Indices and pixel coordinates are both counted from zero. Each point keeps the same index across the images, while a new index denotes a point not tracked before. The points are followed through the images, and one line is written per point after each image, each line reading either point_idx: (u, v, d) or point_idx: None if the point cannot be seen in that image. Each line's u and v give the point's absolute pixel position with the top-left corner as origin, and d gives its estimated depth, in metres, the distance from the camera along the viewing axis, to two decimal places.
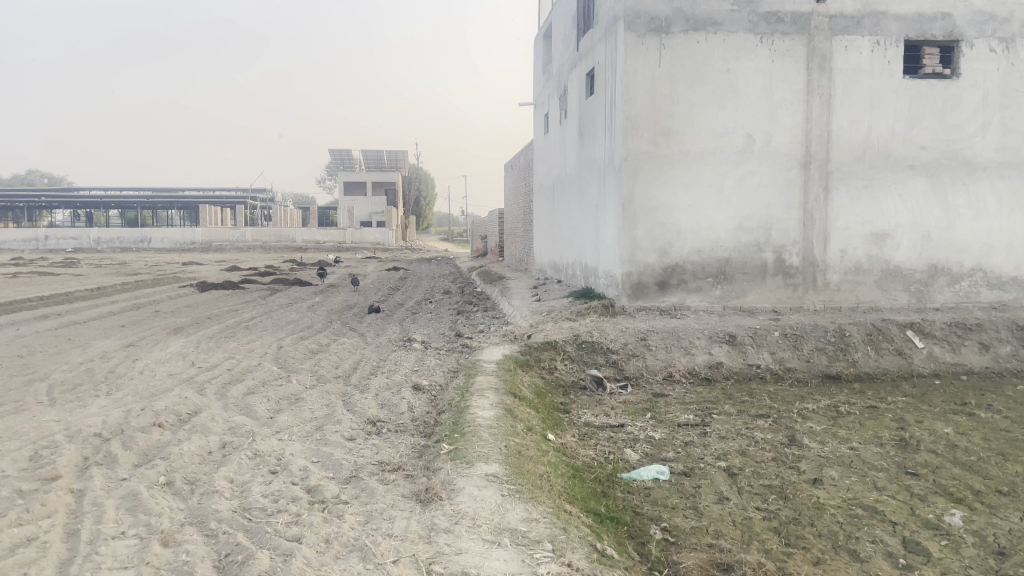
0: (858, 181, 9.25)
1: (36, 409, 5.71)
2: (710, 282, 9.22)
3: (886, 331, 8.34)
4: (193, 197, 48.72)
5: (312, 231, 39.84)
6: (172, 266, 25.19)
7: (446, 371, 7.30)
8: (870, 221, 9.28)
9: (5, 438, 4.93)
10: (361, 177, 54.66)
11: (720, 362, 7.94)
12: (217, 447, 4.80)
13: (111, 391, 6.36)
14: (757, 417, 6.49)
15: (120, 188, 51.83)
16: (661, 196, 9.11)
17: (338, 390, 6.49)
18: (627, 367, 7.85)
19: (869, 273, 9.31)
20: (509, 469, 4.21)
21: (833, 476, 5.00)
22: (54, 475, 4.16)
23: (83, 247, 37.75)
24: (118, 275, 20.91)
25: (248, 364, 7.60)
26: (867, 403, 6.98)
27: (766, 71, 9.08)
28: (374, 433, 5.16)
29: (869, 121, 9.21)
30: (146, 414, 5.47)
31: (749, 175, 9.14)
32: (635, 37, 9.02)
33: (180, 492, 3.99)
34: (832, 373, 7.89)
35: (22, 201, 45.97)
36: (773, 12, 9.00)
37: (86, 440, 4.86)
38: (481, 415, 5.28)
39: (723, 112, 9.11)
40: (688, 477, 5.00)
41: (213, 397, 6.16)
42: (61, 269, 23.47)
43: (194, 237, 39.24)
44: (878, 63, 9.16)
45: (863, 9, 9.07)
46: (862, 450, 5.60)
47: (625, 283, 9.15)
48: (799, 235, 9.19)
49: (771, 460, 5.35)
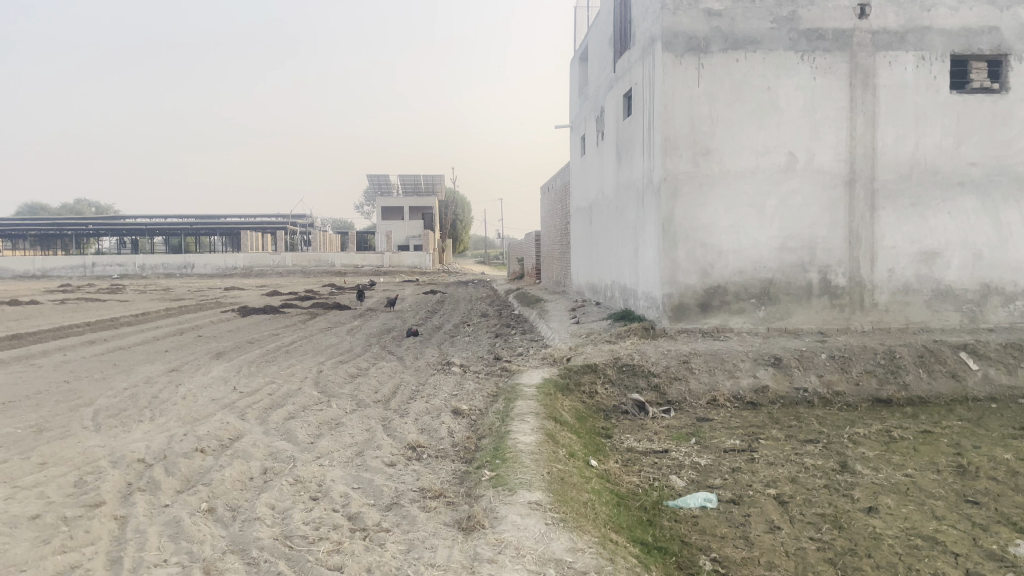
0: (905, 200, 9.03)
1: (81, 435, 5.76)
2: (753, 303, 9.04)
3: (938, 352, 8.08)
4: (235, 224, 49.55)
5: (351, 256, 40.20)
6: (214, 292, 25.57)
7: (485, 395, 7.23)
8: (918, 240, 9.04)
9: (51, 463, 4.97)
10: (398, 201, 55.14)
11: (766, 386, 7.75)
12: (259, 472, 4.79)
13: (154, 416, 6.40)
14: (806, 443, 6.30)
15: (164, 216, 52.90)
16: (702, 216, 9.00)
17: (378, 415, 6.45)
18: (669, 392, 7.69)
19: (918, 293, 9.06)
20: (553, 496, 4.11)
21: (889, 504, 4.80)
22: (97, 501, 4.17)
23: (129, 274, 38.57)
24: (162, 301, 21.34)
25: (289, 388, 7.62)
26: (920, 428, 6.73)
27: (809, 89, 8.95)
28: (414, 459, 5.11)
29: (916, 137, 9.01)
30: (188, 439, 5.49)
31: (792, 194, 8.98)
32: (673, 57, 8.99)
33: (221, 518, 3.97)
34: (882, 397, 7.65)
35: (71, 229, 47.25)
36: (814, 29, 8.90)
37: (130, 466, 4.88)
38: (523, 440, 5.20)
39: (765, 131, 8.99)
40: (736, 505, 4.84)
41: (255, 422, 6.16)
42: (108, 295, 23.97)
43: (237, 262, 39.89)
44: (923, 79, 8.96)
45: (906, 25, 8.92)
46: (919, 477, 5.39)
47: (665, 305, 9.02)
48: (845, 255, 8.99)
49: (823, 487, 5.17)
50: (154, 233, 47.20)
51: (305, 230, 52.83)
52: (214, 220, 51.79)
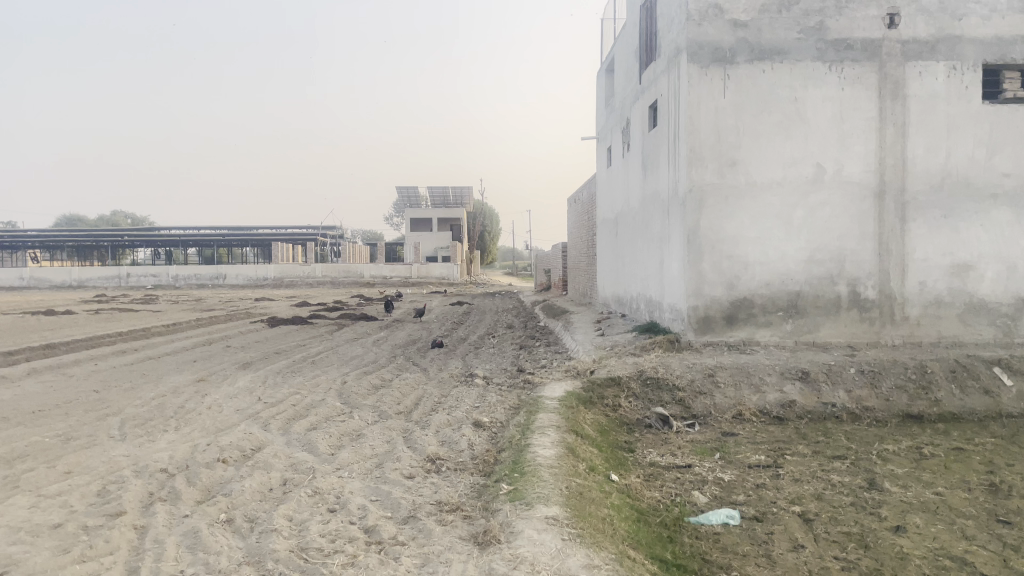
0: (937, 212, 8.86)
1: (107, 444, 5.83)
2: (780, 316, 8.91)
3: (971, 367, 7.90)
4: (266, 235, 50.14)
5: (379, 267, 40.45)
6: (245, 302, 25.81)
7: (507, 408, 7.19)
8: (951, 253, 8.86)
9: (76, 472, 5.04)
10: (427, 213, 55.43)
11: (793, 400, 7.63)
12: (278, 483, 4.80)
13: (179, 426, 6.47)
14: (834, 459, 6.18)
15: (197, 227, 53.70)
16: (728, 228, 8.92)
17: (399, 426, 6.46)
18: (694, 405, 7.60)
19: (951, 306, 8.86)
20: (570, 511, 4.07)
21: (917, 523, 4.69)
22: (119, 510, 4.22)
23: (162, 284, 39.16)
24: (193, 311, 21.58)
25: (313, 399, 7.66)
26: (952, 445, 6.57)
27: (837, 99, 8.84)
28: (433, 471, 5.09)
29: (947, 148, 8.85)
30: (211, 449, 5.53)
31: (820, 206, 8.87)
32: (698, 68, 8.94)
33: (239, 529, 3.99)
34: (913, 413, 7.49)
35: (107, 240, 48.14)
36: (842, 40, 8.80)
37: (153, 475, 4.92)
38: (543, 454, 5.16)
39: (792, 142, 8.89)
40: (759, 522, 4.76)
41: (277, 433, 6.20)
42: (140, 305, 24.30)
43: (267, 274, 40.34)
44: (955, 89, 8.81)
45: (937, 34, 8.78)
46: (949, 495, 5.26)
47: (691, 317, 8.93)
48: (874, 267, 8.84)
49: (849, 505, 5.06)
50: (186, 245, 47.92)
51: (334, 241, 53.30)
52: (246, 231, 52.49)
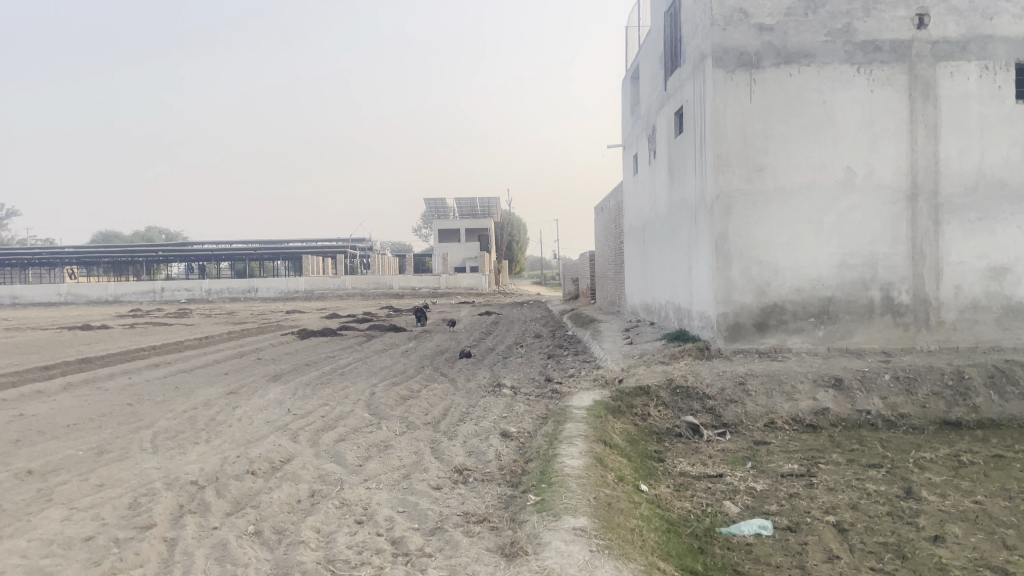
0: (972, 214, 8.68)
1: (139, 457, 5.90)
2: (812, 322, 8.77)
3: (1010, 372, 7.70)
4: (296, 248, 50.62)
5: (408, 278, 40.65)
6: (274, 315, 26.04)
7: (535, 418, 7.15)
8: (987, 255, 8.66)
9: (108, 485, 5.10)
10: (454, 224, 55.63)
11: (826, 408, 7.49)
12: (306, 495, 4.81)
13: (210, 439, 6.52)
14: (869, 468, 6.05)
15: (228, 242, 54.38)
16: (757, 234, 8.82)
17: (427, 437, 6.45)
18: (724, 414, 7.49)
19: (988, 310, 8.66)
20: (598, 522, 4.02)
21: (956, 533, 4.56)
22: (149, 522, 4.25)
23: (195, 298, 39.65)
24: (224, 324, 21.81)
25: (342, 411, 7.68)
26: (992, 452, 6.40)
27: (866, 102, 8.72)
28: (461, 482, 5.07)
29: (981, 149, 8.67)
30: (240, 461, 5.57)
31: (851, 210, 8.73)
32: (724, 73, 8.87)
33: (267, 541, 4.00)
34: (951, 420, 7.31)
35: (141, 256, 48.91)
36: (870, 41, 8.68)
37: (183, 488, 4.96)
38: (570, 464, 5.12)
39: (821, 145, 8.78)
40: (793, 532, 4.66)
41: (306, 444, 6.22)
42: (173, 319, 24.59)
43: (297, 286, 40.70)
44: (988, 89, 8.63)
45: (968, 33, 8.62)
46: (989, 504, 5.11)
47: (720, 324, 8.83)
48: (908, 271, 8.68)
49: (886, 514, 4.94)
50: (218, 259, 48.52)
51: (363, 253, 53.68)
52: (276, 244, 53.03)
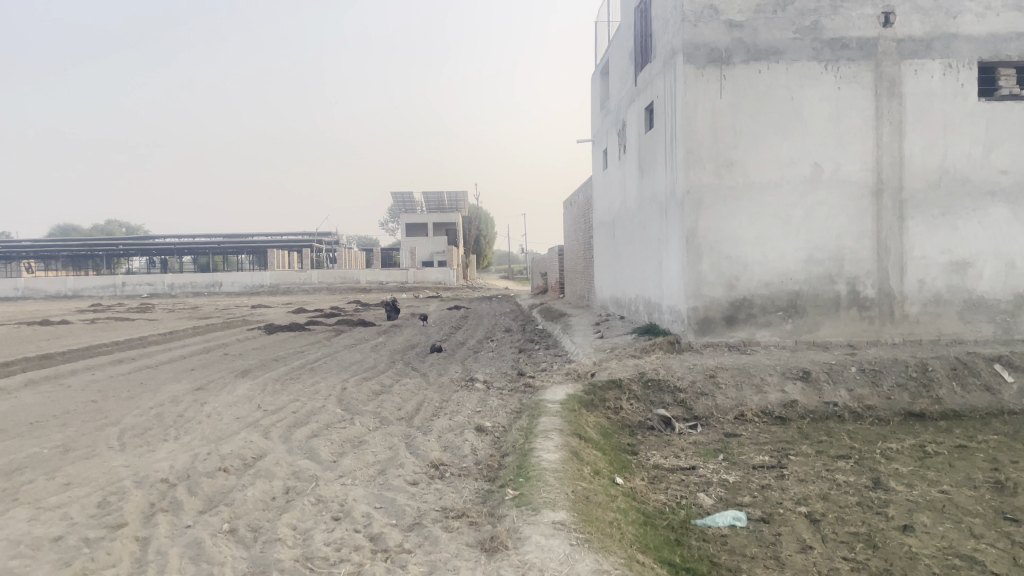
0: (935, 209, 8.85)
1: (107, 455, 5.78)
2: (781, 316, 8.89)
3: (972, 364, 7.89)
4: (260, 242, 49.97)
5: (375, 272, 40.40)
6: (239, 310, 25.69)
7: (509, 412, 7.15)
8: (950, 250, 8.85)
9: (76, 484, 4.99)
10: (421, 218, 55.37)
11: (795, 400, 7.60)
12: (281, 492, 4.75)
13: (179, 436, 6.41)
14: (838, 459, 6.15)
15: (191, 236, 53.52)
16: (726, 228, 8.91)
17: (401, 432, 6.41)
18: (695, 407, 7.57)
19: (950, 303, 8.85)
20: (577, 515, 4.03)
21: (925, 522, 4.66)
22: (121, 521, 4.17)
23: (156, 292, 38.94)
24: (187, 319, 21.46)
25: (313, 406, 7.60)
26: (955, 442, 6.55)
27: (833, 98, 8.84)
28: (437, 477, 5.05)
29: (944, 146, 8.84)
30: (212, 459, 5.48)
31: (818, 205, 8.86)
32: (694, 69, 8.93)
33: (243, 539, 3.95)
34: (915, 411, 7.47)
35: (100, 249, 47.92)
36: (837, 38, 8.80)
37: (153, 486, 4.87)
38: (546, 458, 5.13)
39: (789, 141, 8.89)
40: (766, 523, 4.73)
41: (278, 440, 6.15)
42: (134, 314, 24.13)
43: (263, 280, 40.22)
44: (951, 87, 8.81)
45: (932, 32, 8.78)
46: (954, 493, 5.23)
47: (690, 318, 8.91)
48: (873, 266, 8.83)
49: (856, 505, 5.03)
50: (181, 253, 47.72)
51: (330, 247, 53.18)
52: (240, 238, 52.32)
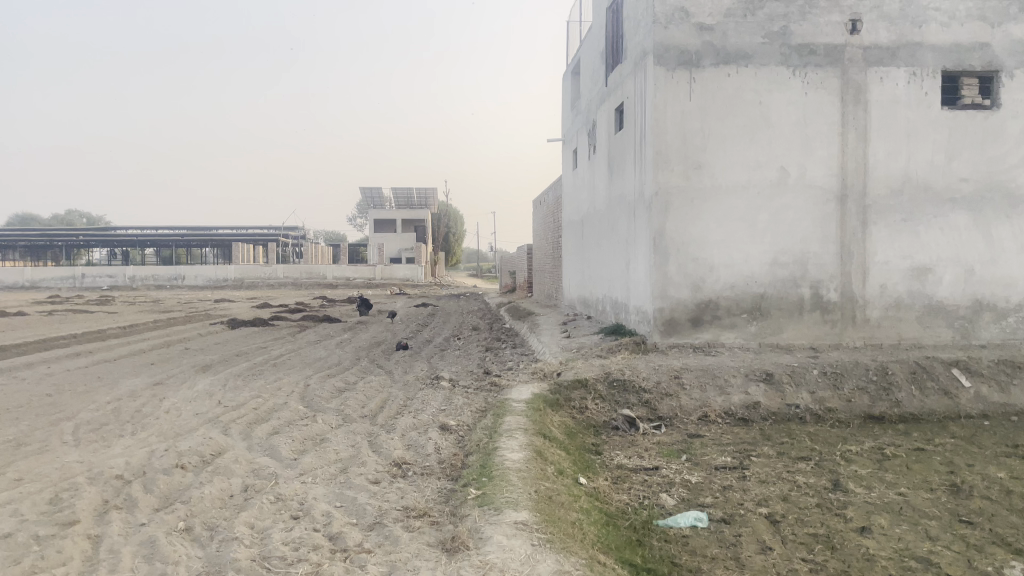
0: (897, 215, 8.99)
1: (60, 450, 5.63)
2: (745, 318, 8.97)
3: (930, 369, 8.02)
4: (226, 235, 49.26)
5: (342, 267, 40.06)
6: (203, 304, 25.29)
7: (474, 410, 7.12)
8: (911, 256, 9.00)
9: (27, 480, 4.85)
10: (390, 214, 55.03)
11: (757, 402, 7.67)
12: (239, 490, 4.67)
13: (136, 431, 6.27)
14: (799, 460, 6.21)
15: (155, 228, 52.60)
16: (693, 231, 8.96)
17: (364, 430, 6.34)
18: (660, 407, 7.60)
19: (910, 308, 9.00)
20: (539, 516, 4.01)
21: (882, 524, 4.72)
22: (72, 519, 4.06)
23: (118, 285, 38.17)
24: (149, 313, 21.04)
25: (275, 403, 7.50)
26: (913, 445, 6.66)
27: (800, 104, 8.94)
28: (399, 476, 5.00)
29: (907, 154, 8.99)
30: (169, 455, 5.37)
31: (784, 209, 8.95)
32: (665, 71, 8.97)
33: (199, 538, 3.86)
34: (875, 414, 7.57)
35: (61, 240, 46.89)
36: (806, 45, 8.90)
37: (108, 482, 4.76)
38: (510, 457, 5.10)
39: (756, 145, 8.97)
40: (728, 524, 4.75)
41: (238, 437, 6.04)
42: (95, 307, 23.63)
43: (227, 275, 39.64)
44: (915, 95, 8.95)
45: (898, 40, 8.92)
46: (912, 496, 5.31)
47: (656, 319, 8.95)
48: (837, 270, 8.94)
49: (815, 506, 5.09)
50: (144, 245, 46.88)
51: (297, 242, 52.61)
52: (205, 231, 51.54)
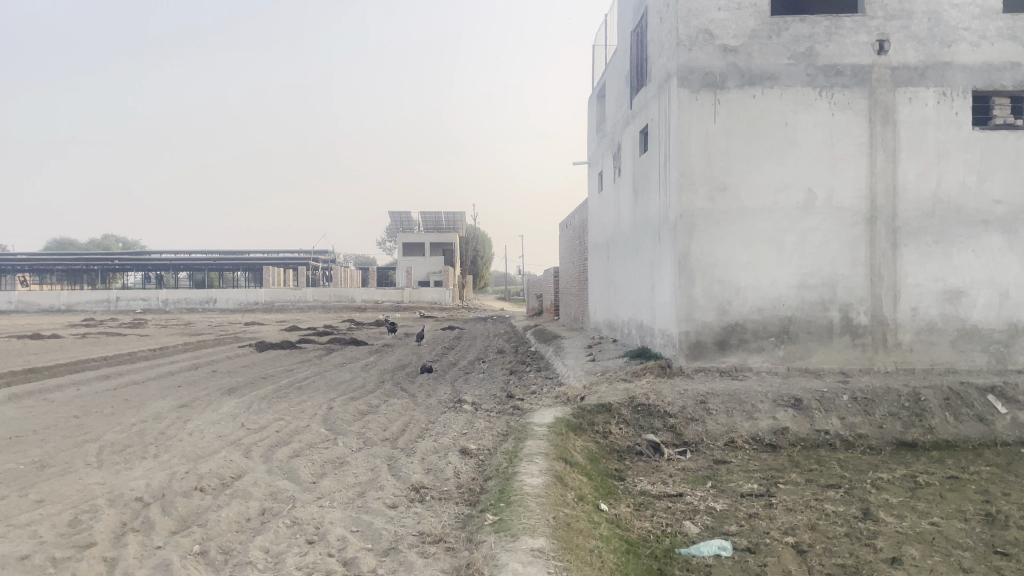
0: (929, 237, 8.82)
1: (82, 472, 5.66)
2: (772, 341, 8.82)
3: (964, 395, 7.81)
4: (257, 259, 49.83)
5: (370, 291, 40.30)
6: (233, 327, 25.53)
7: (496, 435, 7.05)
8: (942, 278, 8.80)
9: (48, 501, 4.87)
10: (419, 238, 55.34)
11: (786, 428, 7.50)
12: (256, 513, 4.65)
13: (158, 453, 6.29)
14: (827, 488, 6.05)
15: (187, 252, 53.39)
16: (718, 253, 8.88)
17: (384, 454, 6.31)
18: (685, 432, 7.46)
19: (943, 332, 8.78)
20: (557, 543, 3.93)
21: (914, 555, 4.56)
22: (89, 541, 4.06)
23: (151, 308, 38.71)
24: (177, 335, 21.29)
25: (298, 426, 7.49)
26: (947, 474, 6.46)
27: (827, 125, 8.84)
28: (417, 500, 4.95)
29: (937, 174, 8.82)
30: (188, 478, 5.36)
31: (811, 231, 8.82)
32: (689, 93, 8.95)
33: (213, 562, 3.84)
34: (907, 441, 7.36)
35: (97, 264, 47.74)
36: (832, 65, 8.82)
37: (127, 504, 4.77)
38: (530, 483, 5.03)
39: (782, 167, 8.87)
40: (752, 553, 4.62)
41: (258, 460, 6.04)
42: (127, 330, 23.91)
43: (257, 298, 40.05)
44: (945, 115, 8.81)
45: (927, 60, 8.80)
46: (945, 526, 5.13)
47: (682, 343, 8.85)
48: (867, 293, 8.77)
49: (844, 536, 4.93)
50: (178, 268, 47.60)
51: (327, 266, 53.07)
52: (237, 255, 52.21)
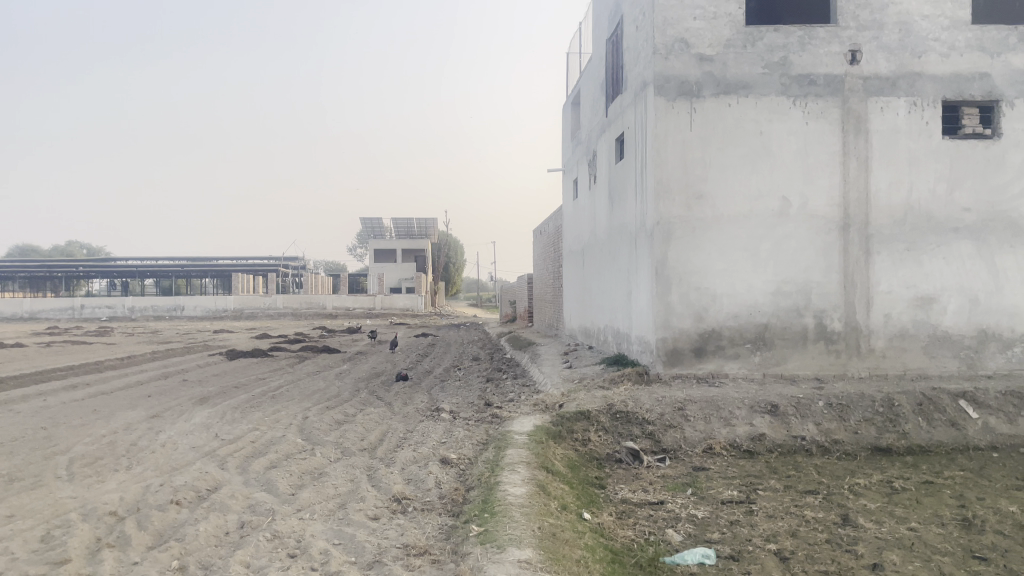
0: (900, 244, 8.94)
1: (53, 486, 5.51)
2: (748, 348, 8.88)
3: (937, 400, 7.92)
4: (226, 266, 49.20)
5: (342, 298, 40.01)
6: (203, 334, 25.16)
7: (475, 443, 7.01)
8: (914, 285, 8.93)
9: (18, 516, 4.73)
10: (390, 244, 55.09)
11: (762, 434, 7.55)
12: (235, 526, 4.56)
13: (131, 466, 6.15)
14: (806, 494, 6.09)
15: (155, 258, 52.56)
16: (695, 260, 8.93)
17: (363, 464, 6.22)
18: (664, 439, 7.48)
19: (915, 338, 8.91)
20: (544, 554, 3.90)
21: (895, 561, 4.60)
22: (63, 557, 3.94)
23: (117, 316, 38.00)
24: (145, 343, 20.90)
25: (273, 436, 7.38)
26: (922, 479, 6.53)
27: (801, 133, 8.94)
28: (399, 512, 4.89)
29: (908, 183, 8.96)
30: (163, 491, 5.25)
31: (786, 238, 8.91)
32: (665, 101, 9.00)
33: None
34: (882, 446, 7.45)
35: (61, 271, 46.79)
36: (806, 75, 8.93)
37: (101, 519, 4.64)
38: (513, 492, 4.99)
39: (757, 175, 8.95)
40: (736, 561, 4.63)
41: (235, 472, 5.93)
42: (93, 337, 23.42)
43: (226, 305, 39.53)
44: (916, 124, 8.95)
45: (898, 71, 8.94)
46: (923, 531, 5.19)
47: (659, 350, 8.87)
48: (840, 300, 8.87)
49: (825, 542, 4.96)
50: (145, 275, 46.80)
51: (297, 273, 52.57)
52: (206, 261, 51.52)
